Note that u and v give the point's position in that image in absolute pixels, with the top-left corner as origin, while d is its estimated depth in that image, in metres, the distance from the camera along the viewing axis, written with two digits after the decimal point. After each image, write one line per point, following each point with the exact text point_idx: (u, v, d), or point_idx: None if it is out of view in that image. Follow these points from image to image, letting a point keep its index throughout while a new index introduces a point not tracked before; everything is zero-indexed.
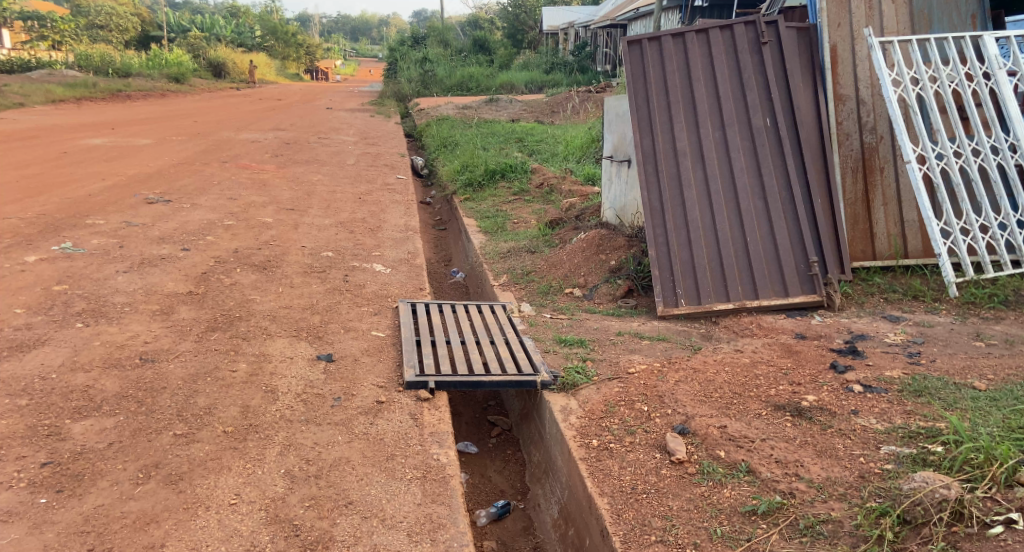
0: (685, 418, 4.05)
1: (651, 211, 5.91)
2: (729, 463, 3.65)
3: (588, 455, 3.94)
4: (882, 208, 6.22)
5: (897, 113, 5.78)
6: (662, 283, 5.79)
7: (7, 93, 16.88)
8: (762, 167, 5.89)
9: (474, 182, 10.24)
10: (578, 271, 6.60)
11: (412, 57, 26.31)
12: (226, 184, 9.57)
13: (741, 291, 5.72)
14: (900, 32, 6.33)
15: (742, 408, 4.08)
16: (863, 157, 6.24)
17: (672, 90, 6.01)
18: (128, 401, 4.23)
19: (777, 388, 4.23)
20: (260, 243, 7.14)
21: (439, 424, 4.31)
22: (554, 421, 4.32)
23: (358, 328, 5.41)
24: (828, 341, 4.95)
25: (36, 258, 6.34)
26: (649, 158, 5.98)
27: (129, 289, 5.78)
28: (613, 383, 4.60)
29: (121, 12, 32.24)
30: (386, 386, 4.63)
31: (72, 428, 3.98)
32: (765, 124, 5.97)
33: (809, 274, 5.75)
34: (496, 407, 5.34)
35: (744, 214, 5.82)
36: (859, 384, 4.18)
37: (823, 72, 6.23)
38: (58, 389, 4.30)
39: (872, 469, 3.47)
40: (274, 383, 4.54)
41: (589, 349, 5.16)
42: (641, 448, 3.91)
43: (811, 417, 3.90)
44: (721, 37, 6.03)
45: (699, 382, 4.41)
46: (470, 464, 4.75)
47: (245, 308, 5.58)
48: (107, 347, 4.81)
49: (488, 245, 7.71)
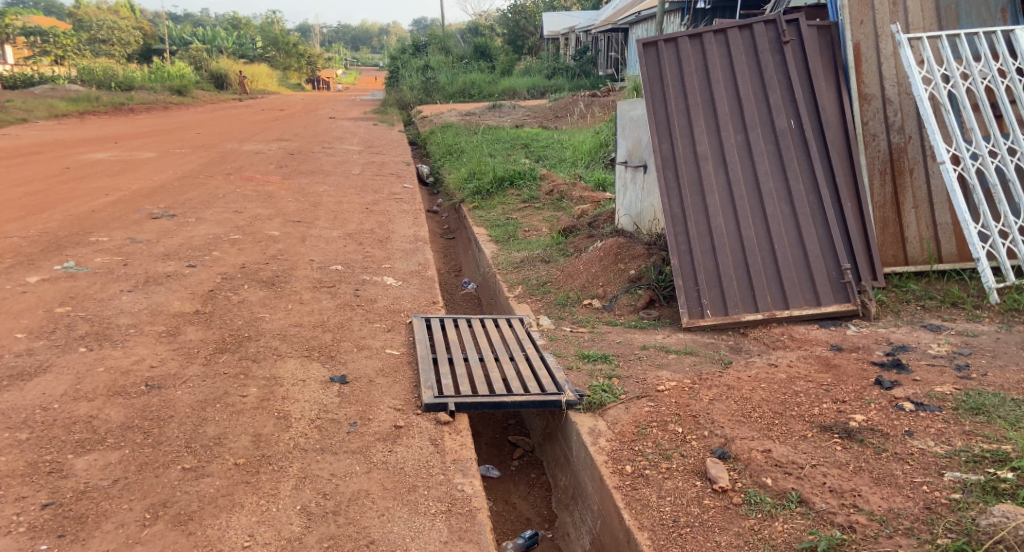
0: (724, 441, 3.82)
1: (672, 218, 5.66)
2: (778, 492, 3.42)
3: (623, 483, 3.70)
4: (913, 211, 5.97)
5: (928, 113, 5.54)
6: (686, 293, 5.52)
7: (9, 110, 16.77)
8: (788, 171, 5.65)
9: (483, 191, 10.00)
10: (597, 281, 6.36)
11: (413, 66, 26.56)
12: (231, 197, 9.38)
13: (770, 300, 5.45)
14: (926, 28, 6.09)
15: (784, 429, 3.84)
16: (891, 158, 6.00)
17: (690, 92, 5.79)
18: (134, 432, 4.01)
19: (821, 406, 3.99)
20: (267, 258, 6.92)
21: (462, 450, 4.08)
22: (583, 444, 4.08)
23: (371, 346, 5.18)
24: (867, 353, 4.71)
25: (38, 279, 6.14)
26: (669, 163, 5.75)
27: (134, 309, 5.56)
28: (642, 403, 4.36)
29: (123, 27, 32.28)
30: (403, 410, 4.40)
31: (74, 464, 3.76)
32: (789, 126, 5.74)
33: (842, 282, 5.48)
34: (517, 426, 5.10)
35: (771, 220, 5.57)
36: (909, 401, 3.94)
37: (846, 71, 6.00)
38: (60, 420, 4.07)
39: (938, 499, 3.24)
40: (286, 409, 4.31)
41: (614, 364, 4.92)
42: (679, 475, 3.67)
43: (863, 439, 3.65)
44: (740, 38, 5.82)
45: (735, 401, 4.17)
46: (492, 490, 4.52)
47: (254, 327, 5.36)
48: (111, 374, 4.59)
49: (501, 255, 7.47)
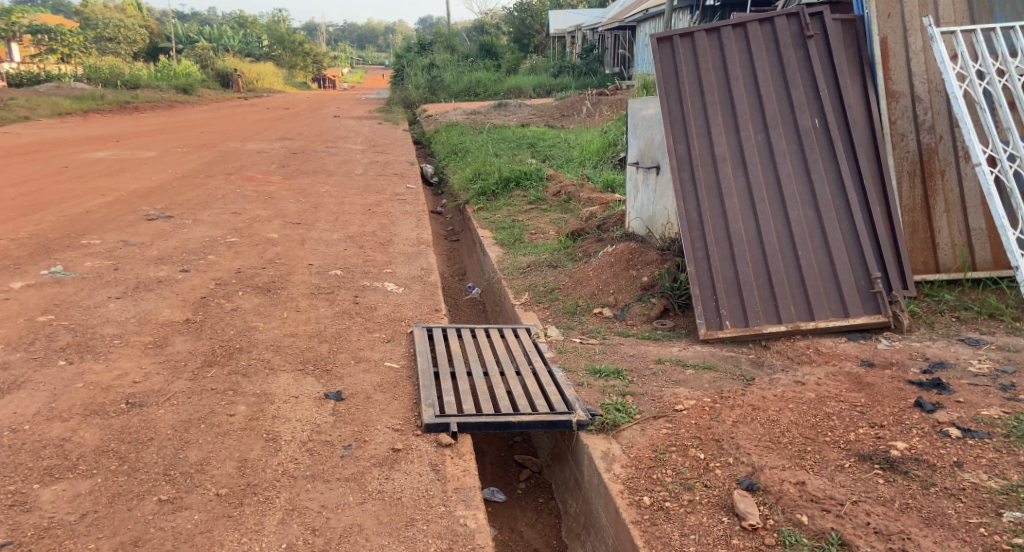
0: (752, 471, 3.51)
1: (689, 222, 5.33)
2: (817, 533, 3.14)
3: (641, 517, 3.40)
4: (944, 216, 5.62)
5: (963, 111, 5.11)
6: (703, 302, 5.18)
7: (12, 107, 16.54)
8: (812, 172, 5.31)
9: (488, 192, 9.68)
10: (607, 288, 6.02)
11: (420, 65, 26.29)
12: (230, 198, 9.06)
13: (794, 311, 5.09)
14: (957, 22, 5.71)
15: (818, 458, 3.52)
16: (921, 159, 5.65)
17: (708, 89, 5.47)
18: (108, 457, 3.70)
19: (857, 432, 3.67)
20: (264, 262, 6.61)
21: (464, 477, 3.77)
22: (596, 471, 3.76)
23: (369, 358, 4.86)
24: (901, 370, 4.38)
25: (23, 285, 5.83)
26: (684, 164, 5.43)
27: (120, 318, 5.25)
28: (659, 424, 4.03)
29: (130, 25, 32.10)
30: (402, 430, 4.08)
31: (39, 496, 3.45)
32: (813, 125, 5.39)
33: (872, 292, 5.12)
34: (523, 444, 4.78)
35: (794, 225, 5.22)
36: (955, 427, 3.63)
37: (873, 67, 5.66)
38: (30, 444, 3.77)
39: (999, 545, 2.98)
40: (276, 429, 4.00)
41: (628, 381, 4.58)
42: (703, 508, 3.38)
43: (907, 471, 3.36)
44: (761, 31, 5.50)
45: (762, 423, 3.84)
46: (498, 517, 4.19)
47: (246, 338, 5.04)
48: (90, 390, 4.28)
49: (506, 259, 7.14)
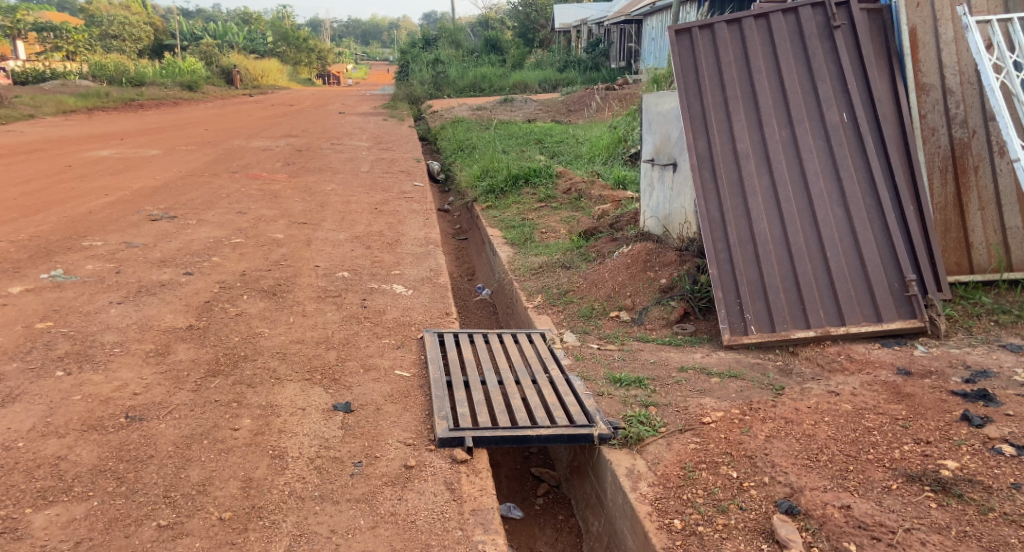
0: (790, 492, 3.31)
1: (710, 222, 5.10)
2: None
3: (673, 544, 3.19)
4: (978, 214, 5.37)
5: (1001, 104, 4.84)
6: (727, 306, 4.95)
7: (17, 105, 16.34)
8: (840, 169, 5.07)
9: (497, 189, 9.44)
10: (623, 290, 5.78)
11: (425, 59, 26.03)
12: (235, 197, 8.85)
13: (823, 316, 4.85)
14: (990, 11, 5.45)
15: (862, 478, 3.32)
16: (953, 154, 5.40)
17: (729, 83, 5.25)
18: (106, 477, 3.50)
19: (902, 449, 3.45)
20: (269, 264, 6.40)
21: (482, 496, 3.56)
22: (621, 490, 3.54)
23: (379, 367, 4.64)
24: (942, 379, 4.15)
25: (21, 289, 5.62)
26: (705, 161, 5.20)
27: (122, 325, 5.04)
28: (686, 438, 3.80)
29: (136, 22, 31.87)
30: (415, 445, 3.86)
31: (32, 522, 3.25)
32: (840, 119, 5.16)
33: (906, 295, 4.88)
34: (539, 456, 4.55)
35: (821, 224, 4.99)
36: (1008, 444, 3.42)
37: (901, 59, 5.42)
38: (23, 463, 3.56)
39: None
40: (282, 445, 3.78)
41: (650, 390, 4.35)
42: (739, 535, 3.18)
43: (962, 494, 3.16)
44: (785, 22, 5.27)
45: (797, 438, 3.62)
46: (515, 535, 3.96)
47: (251, 345, 4.83)
48: (88, 403, 4.07)
49: (517, 259, 6.91)
